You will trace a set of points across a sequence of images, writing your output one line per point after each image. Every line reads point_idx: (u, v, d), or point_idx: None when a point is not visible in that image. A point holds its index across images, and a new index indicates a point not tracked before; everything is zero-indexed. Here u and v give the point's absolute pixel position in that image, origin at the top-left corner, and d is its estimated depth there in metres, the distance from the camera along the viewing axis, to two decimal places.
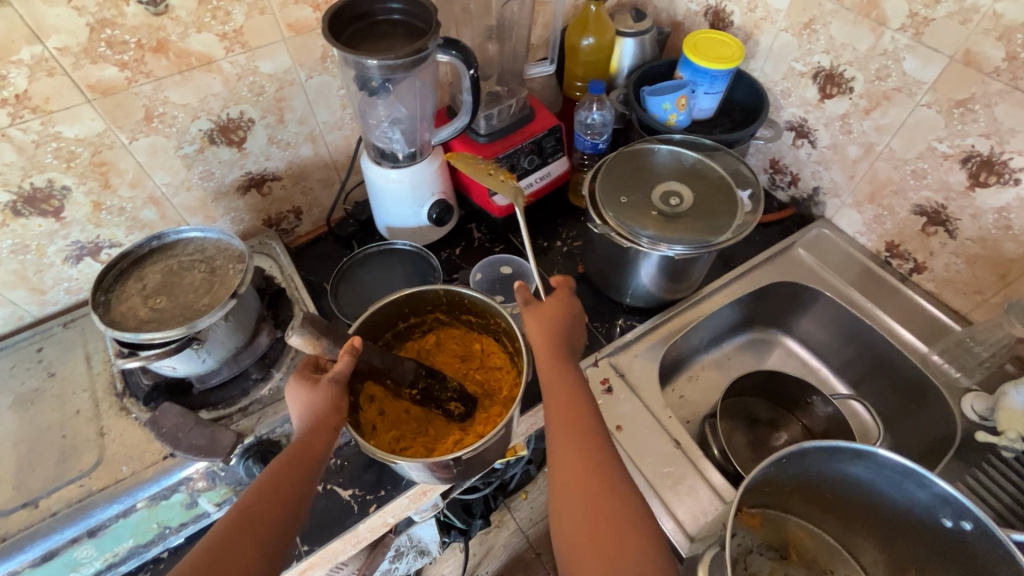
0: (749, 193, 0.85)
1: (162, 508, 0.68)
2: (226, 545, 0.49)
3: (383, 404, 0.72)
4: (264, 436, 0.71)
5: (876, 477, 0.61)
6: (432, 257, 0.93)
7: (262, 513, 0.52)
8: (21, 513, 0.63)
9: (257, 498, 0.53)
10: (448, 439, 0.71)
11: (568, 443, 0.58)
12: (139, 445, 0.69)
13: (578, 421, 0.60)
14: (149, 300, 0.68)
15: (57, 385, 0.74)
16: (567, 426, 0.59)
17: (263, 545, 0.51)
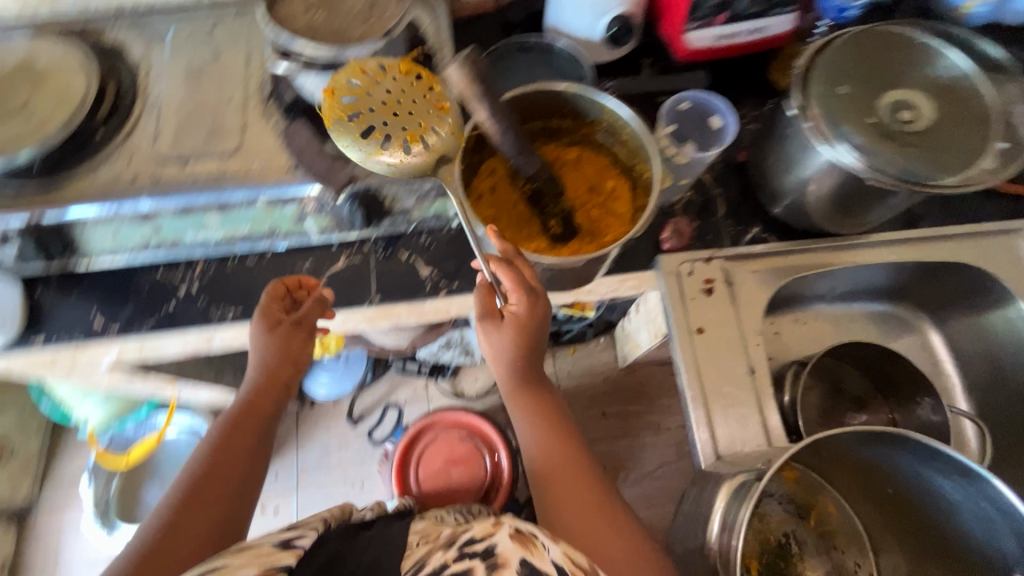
0: (1005, 148, 0.64)
1: (277, 214, 0.74)
2: (224, 446, 0.68)
3: (498, 183, 0.71)
4: (371, 188, 0.72)
5: (962, 497, 0.65)
6: (587, 67, 0.79)
7: (237, 433, 0.70)
8: (173, 167, 0.73)
9: (229, 428, 0.70)
10: (530, 244, 0.70)
11: (557, 487, 0.69)
12: (272, 150, 0.74)
13: (558, 466, 0.70)
14: (309, 11, 0.67)
15: (219, 67, 0.79)
16: (557, 469, 0.70)
17: (245, 451, 0.69)
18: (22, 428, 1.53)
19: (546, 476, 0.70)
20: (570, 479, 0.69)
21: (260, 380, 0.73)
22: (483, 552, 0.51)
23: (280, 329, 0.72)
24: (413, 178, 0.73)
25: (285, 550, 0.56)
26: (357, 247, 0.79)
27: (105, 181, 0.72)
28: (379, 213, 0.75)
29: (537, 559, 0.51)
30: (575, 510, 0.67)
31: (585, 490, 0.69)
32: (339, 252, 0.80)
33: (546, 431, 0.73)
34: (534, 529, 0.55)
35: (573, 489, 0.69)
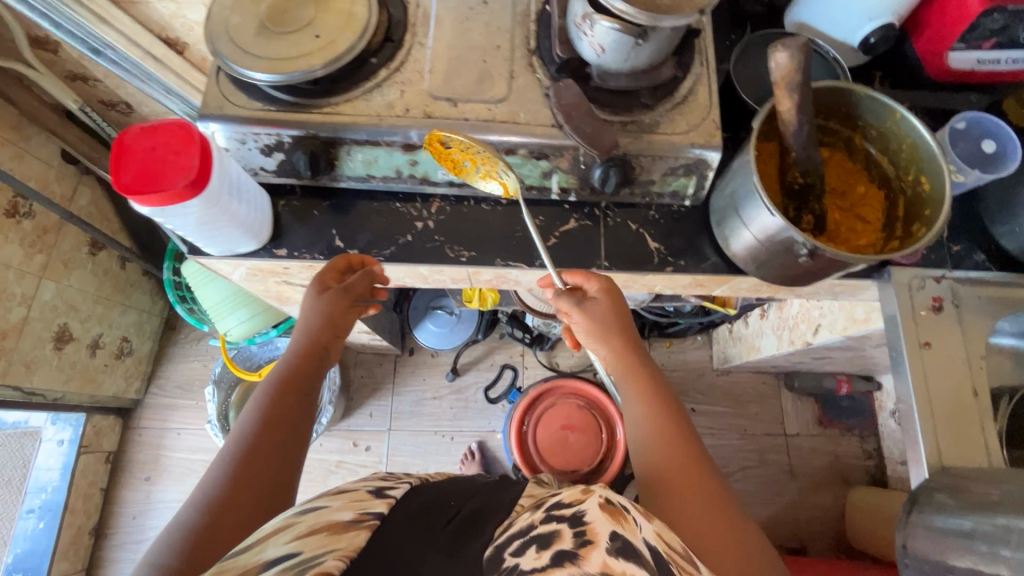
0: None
1: (530, 165, 0.77)
2: (277, 417, 0.71)
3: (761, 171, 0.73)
4: (630, 155, 0.75)
5: None
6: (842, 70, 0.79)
7: (284, 396, 0.73)
8: (443, 104, 0.75)
9: (275, 390, 0.74)
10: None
11: (678, 483, 0.64)
12: (537, 104, 0.76)
13: (673, 463, 0.65)
14: None
15: (486, 13, 0.80)
16: (669, 463, 0.66)
17: (292, 401, 0.73)
18: (140, 330, 1.59)
19: (662, 478, 0.65)
20: (681, 486, 0.63)
21: (302, 347, 0.79)
22: (571, 517, 0.55)
23: (332, 296, 0.79)
24: (672, 153, 0.75)
25: (378, 499, 0.62)
26: (589, 210, 0.84)
27: (378, 107, 0.74)
28: (625, 181, 0.78)
29: (627, 531, 0.53)
30: (683, 491, 0.63)
31: (693, 472, 0.65)
32: (571, 214, 0.83)
33: (653, 417, 0.71)
34: (621, 499, 0.57)
35: (684, 478, 0.64)
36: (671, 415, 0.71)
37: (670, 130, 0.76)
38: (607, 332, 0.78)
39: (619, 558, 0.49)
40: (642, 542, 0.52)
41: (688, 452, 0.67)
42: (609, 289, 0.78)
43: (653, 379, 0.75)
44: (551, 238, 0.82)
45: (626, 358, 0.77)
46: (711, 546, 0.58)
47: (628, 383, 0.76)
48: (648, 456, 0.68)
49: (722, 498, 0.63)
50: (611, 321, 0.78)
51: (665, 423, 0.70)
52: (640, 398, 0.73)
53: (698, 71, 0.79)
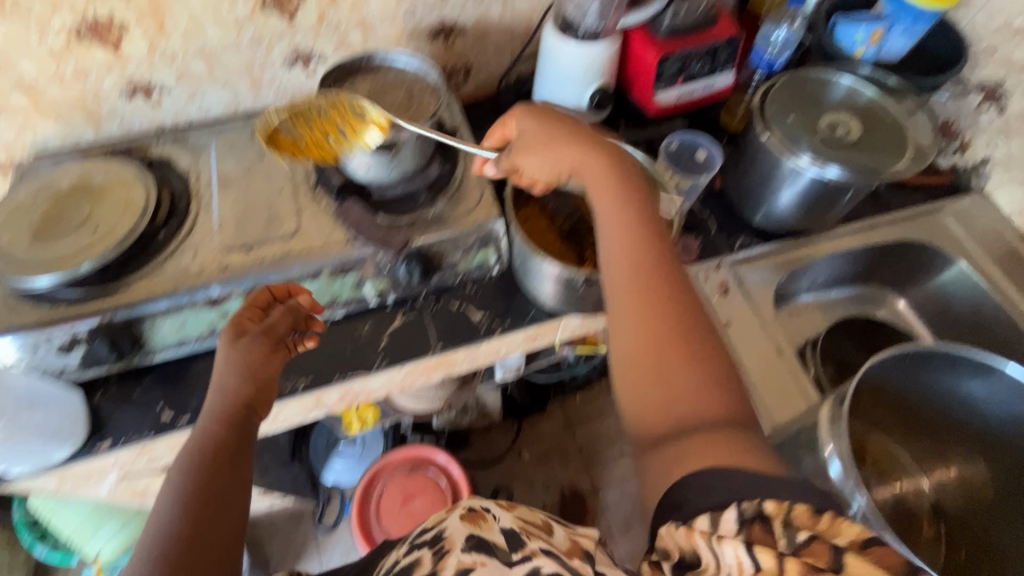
0: (913, 149, 0.84)
1: (338, 282, 0.81)
2: (218, 489, 0.59)
3: (535, 227, 0.83)
4: (424, 247, 0.81)
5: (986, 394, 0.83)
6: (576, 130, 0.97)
7: (212, 458, 0.62)
8: (238, 253, 0.79)
9: (208, 448, 0.63)
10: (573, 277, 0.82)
11: (654, 335, 0.60)
12: (328, 227, 0.82)
13: (646, 349, 0.59)
14: (360, 106, 0.79)
15: (264, 166, 0.88)
16: (633, 318, 0.61)
17: (230, 473, 0.62)
18: None
19: (632, 355, 0.60)
20: (672, 358, 0.58)
21: (223, 417, 0.66)
22: (431, 539, 0.59)
23: (252, 339, 0.70)
24: (460, 232, 0.83)
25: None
26: (412, 303, 0.88)
27: (173, 274, 0.77)
28: (430, 268, 0.84)
29: (486, 531, 0.58)
30: (649, 356, 0.59)
31: (675, 325, 0.60)
32: (395, 312, 0.87)
33: (641, 304, 0.62)
34: (484, 504, 0.63)
35: (641, 354, 0.60)
36: (645, 251, 0.65)
37: (453, 215, 0.85)
38: (566, 152, 0.71)
39: (474, 551, 0.55)
40: (498, 534, 0.58)
41: (660, 305, 0.61)
42: (552, 132, 0.72)
43: (645, 225, 0.66)
44: (382, 340, 0.85)
45: (602, 175, 0.69)
46: (686, 407, 0.56)
47: (600, 226, 0.68)
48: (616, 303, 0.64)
49: (702, 354, 0.59)
50: (558, 141, 0.71)
51: (636, 271, 0.63)
52: (619, 241, 0.66)
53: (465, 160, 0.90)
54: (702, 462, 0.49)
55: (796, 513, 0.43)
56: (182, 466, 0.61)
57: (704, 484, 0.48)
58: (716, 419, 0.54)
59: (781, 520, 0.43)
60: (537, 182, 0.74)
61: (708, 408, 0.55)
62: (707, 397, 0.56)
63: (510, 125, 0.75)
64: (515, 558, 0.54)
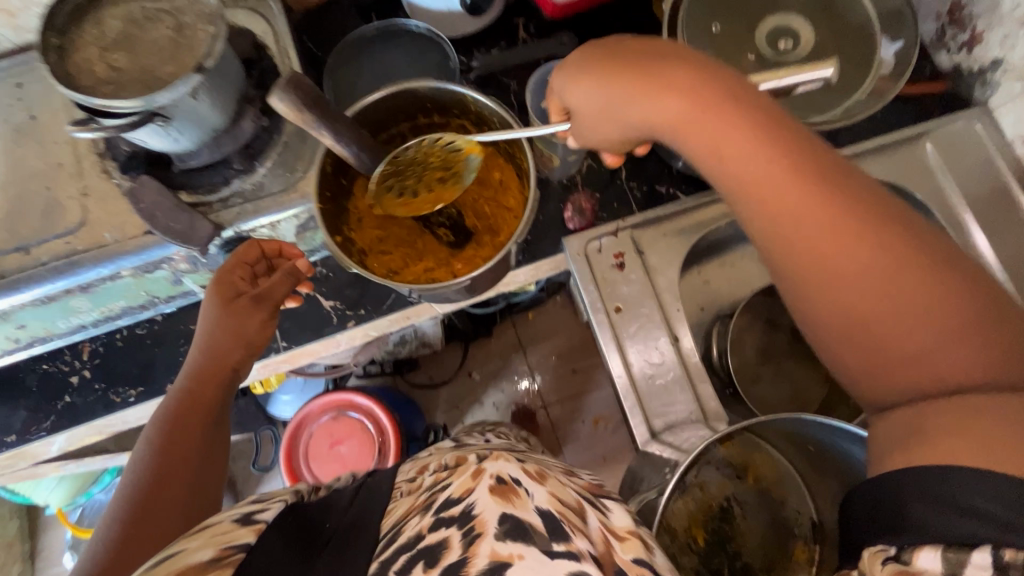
0: (893, 55, 0.60)
1: (148, 280, 0.69)
2: (175, 446, 0.60)
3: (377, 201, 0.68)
4: (243, 232, 0.68)
5: None
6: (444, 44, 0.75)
7: (185, 430, 0.61)
8: (15, 256, 0.65)
9: (178, 407, 0.62)
10: (420, 267, 0.68)
11: (806, 249, 0.41)
12: (121, 214, 0.66)
13: (864, 265, 0.39)
14: (107, 55, 0.58)
15: (38, 131, 0.69)
16: (817, 229, 0.40)
17: (195, 428, 0.62)
18: None
19: (814, 252, 0.40)
20: (835, 243, 0.40)
21: (199, 368, 0.65)
22: (461, 516, 0.37)
23: (242, 281, 0.67)
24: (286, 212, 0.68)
25: (242, 525, 0.44)
26: None
27: None
28: None
29: (519, 510, 0.37)
30: (859, 292, 0.40)
31: (844, 215, 0.40)
32: None
33: (761, 178, 0.42)
34: (513, 470, 0.42)
35: (867, 308, 0.40)
36: (815, 179, 0.41)
37: (277, 188, 0.68)
38: (636, 92, 0.46)
39: (508, 542, 0.35)
40: (535, 516, 0.37)
41: (837, 218, 0.40)
42: (610, 73, 0.47)
43: (722, 77, 0.44)
44: None
45: (700, 92, 0.44)
46: (888, 335, 0.39)
47: (704, 146, 0.44)
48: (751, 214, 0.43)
49: (943, 280, 0.39)
50: (629, 74, 0.46)
51: (800, 189, 0.41)
52: (747, 148, 0.42)
53: None
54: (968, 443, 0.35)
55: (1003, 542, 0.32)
56: (167, 421, 0.61)
57: (922, 479, 0.35)
58: (963, 381, 0.37)
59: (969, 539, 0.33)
60: (596, 140, 0.52)
61: (976, 365, 0.37)
62: (971, 361, 0.38)
63: (563, 70, 0.51)
64: (558, 550, 0.34)
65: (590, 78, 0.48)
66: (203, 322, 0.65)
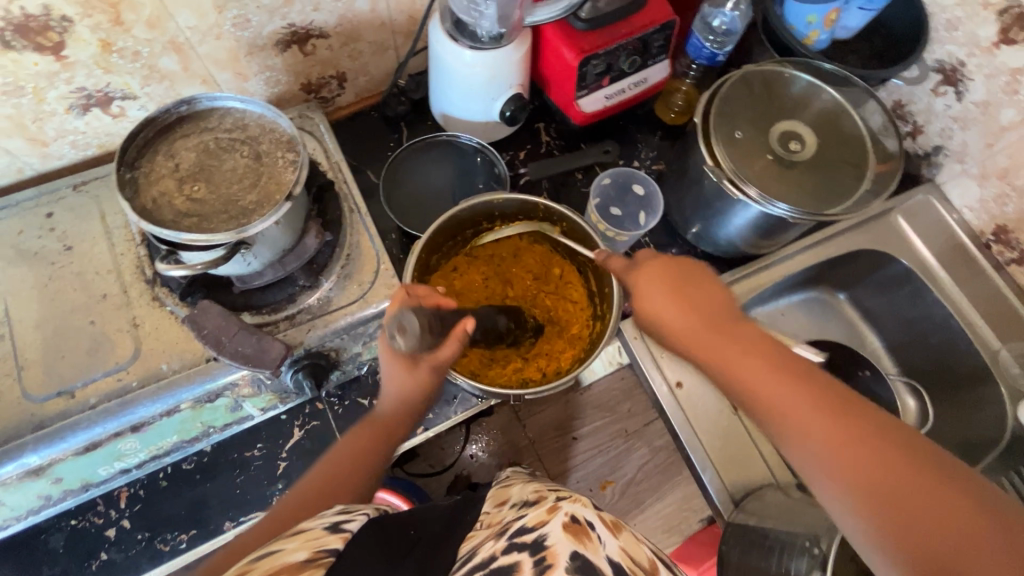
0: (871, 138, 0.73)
1: (206, 410, 0.64)
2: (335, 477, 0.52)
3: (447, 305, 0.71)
4: (314, 348, 0.66)
5: None
6: (491, 155, 0.83)
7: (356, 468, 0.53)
8: (57, 401, 0.59)
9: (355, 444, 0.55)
10: (508, 368, 0.71)
11: (852, 471, 0.42)
12: (179, 342, 0.63)
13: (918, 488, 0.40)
14: (185, 186, 0.57)
15: (76, 261, 0.65)
16: (850, 448, 0.42)
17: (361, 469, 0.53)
18: None
19: (865, 479, 0.41)
20: (877, 471, 0.41)
21: (378, 421, 0.57)
22: (534, 543, 0.41)
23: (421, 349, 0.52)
24: (355, 323, 0.67)
25: (335, 532, 0.42)
26: (310, 406, 0.72)
27: None
28: (327, 370, 0.68)
29: (590, 552, 0.41)
30: (903, 511, 0.40)
31: (871, 445, 0.42)
32: (291, 423, 0.71)
33: (791, 396, 0.45)
34: (589, 515, 0.45)
35: (933, 541, 0.38)
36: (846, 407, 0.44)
37: (344, 300, 0.68)
38: (677, 313, 0.51)
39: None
40: (606, 562, 0.41)
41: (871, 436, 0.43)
42: (662, 284, 0.53)
43: (736, 310, 0.51)
44: (280, 464, 0.69)
45: (726, 322, 0.50)
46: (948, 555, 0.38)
47: (740, 380, 0.47)
48: (798, 442, 0.44)
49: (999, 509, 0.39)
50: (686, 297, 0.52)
51: (836, 419, 0.43)
52: (781, 380, 0.46)
53: (351, 220, 0.71)
54: None
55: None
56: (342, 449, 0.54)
57: None
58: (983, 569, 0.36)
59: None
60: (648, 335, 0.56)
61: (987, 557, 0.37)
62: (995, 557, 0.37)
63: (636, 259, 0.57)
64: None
65: (650, 285, 0.53)
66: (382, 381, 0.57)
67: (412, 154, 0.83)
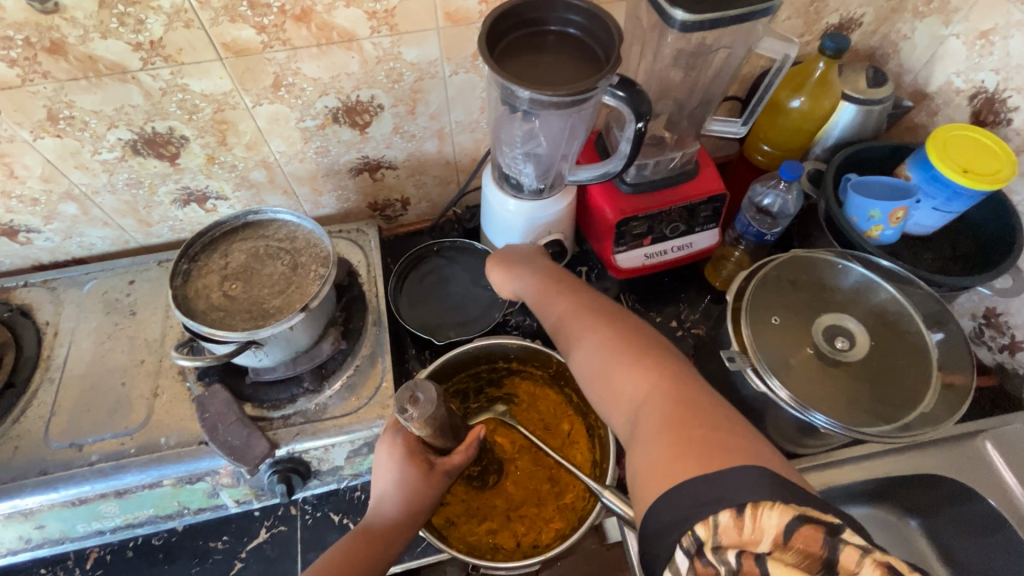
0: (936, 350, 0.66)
1: (185, 491, 0.66)
2: None
3: None
4: (296, 453, 0.66)
5: None
6: None
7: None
8: (67, 451, 0.64)
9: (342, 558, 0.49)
10: (482, 524, 0.66)
11: (610, 388, 0.49)
12: (183, 418, 0.67)
13: (656, 394, 0.45)
14: (225, 283, 0.65)
15: (134, 326, 0.74)
16: (614, 362, 0.49)
17: None
18: None
19: (609, 380, 0.49)
20: (631, 367, 0.48)
21: (361, 533, 0.51)
22: None
23: (428, 439, 0.53)
24: (342, 439, 0.67)
25: None
26: (282, 509, 0.72)
27: None
28: (304, 478, 0.68)
29: None
30: (646, 408, 0.44)
31: (619, 351, 0.50)
32: (260, 522, 0.71)
33: (598, 331, 0.53)
34: None
35: (665, 422, 0.42)
36: (644, 344, 0.50)
37: (341, 410, 0.68)
38: (535, 281, 0.63)
39: None
40: None
41: (632, 360, 0.48)
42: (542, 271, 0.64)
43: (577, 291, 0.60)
44: (237, 564, 0.68)
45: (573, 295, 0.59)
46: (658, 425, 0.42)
47: (567, 343, 0.54)
48: (579, 362, 0.52)
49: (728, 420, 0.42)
50: (528, 266, 0.65)
51: (617, 345, 0.50)
52: (587, 327, 0.54)
53: (370, 332, 0.74)
54: (676, 466, 0.38)
55: (723, 530, 0.35)
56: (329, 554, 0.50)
57: (681, 497, 0.37)
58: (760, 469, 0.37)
59: (712, 546, 0.35)
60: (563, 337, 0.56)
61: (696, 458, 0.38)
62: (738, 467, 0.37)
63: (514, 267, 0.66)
64: None
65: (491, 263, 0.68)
66: (382, 477, 0.53)
67: (440, 260, 0.87)
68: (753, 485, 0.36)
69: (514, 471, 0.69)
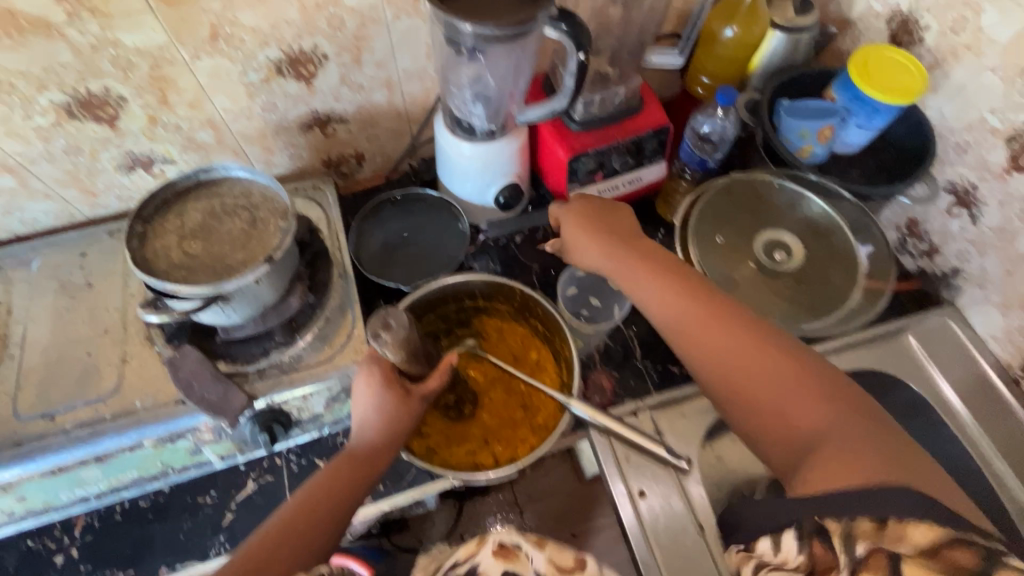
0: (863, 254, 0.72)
1: (168, 450, 0.67)
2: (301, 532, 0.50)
3: None
4: (275, 404, 0.68)
5: None
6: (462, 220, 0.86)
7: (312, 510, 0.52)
8: (39, 423, 0.64)
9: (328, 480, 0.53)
10: (462, 448, 0.70)
11: (739, 384, 0.55)
12: (156, 381, 0.67)
13: (812, 406, 0.51)
14: (183, 242, 0.64)
15: (92, 298, 0.73)
16: (750, 362, 0.55)
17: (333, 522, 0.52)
18: None
19: (739, 374, 0.55)
20: (767, 367, 0.54)
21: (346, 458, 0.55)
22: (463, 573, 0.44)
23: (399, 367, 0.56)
24: (319, 386, 0.69)
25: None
26: (267, 461, 0.74)
27: None
28: (285, 428, 0.70)
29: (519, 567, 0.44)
30: (797, 418, 0.51)
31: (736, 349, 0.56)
32: (246, 475, 0.73)
33: (724, 330, 0.57)
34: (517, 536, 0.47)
35: (829, 437, 0.49)
36: (765, 343, 0.56)
37: (315, 359, 0.70)
38: (610, 258, 0.66)
39: None
40: None
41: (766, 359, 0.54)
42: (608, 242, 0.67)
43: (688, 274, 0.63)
44: (227, 515, 0.70)
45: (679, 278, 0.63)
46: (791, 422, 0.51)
47: (693, 338, 0.59)
48: (714, 355, 0.57)
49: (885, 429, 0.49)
50: (623, 245, 0.66)
51: (756, 349, 0.56)
52: (716, 326, 0.58)
53: (336, 284, 0.76)
54: (831, 473, 0.46)
55: (860, 524, 0.41)
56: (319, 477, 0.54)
57: (860, 499, 0.42)
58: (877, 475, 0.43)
59: (844, 535, 0.41)
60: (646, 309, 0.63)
61: (875, 465, 0.44)
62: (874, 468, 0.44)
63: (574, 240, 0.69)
64: None
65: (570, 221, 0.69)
66: (359, 408, 0.56)
67: (397, 212, 0.88)
68: (909, 494, 0.41)
69: (487, 402, 0.73)
